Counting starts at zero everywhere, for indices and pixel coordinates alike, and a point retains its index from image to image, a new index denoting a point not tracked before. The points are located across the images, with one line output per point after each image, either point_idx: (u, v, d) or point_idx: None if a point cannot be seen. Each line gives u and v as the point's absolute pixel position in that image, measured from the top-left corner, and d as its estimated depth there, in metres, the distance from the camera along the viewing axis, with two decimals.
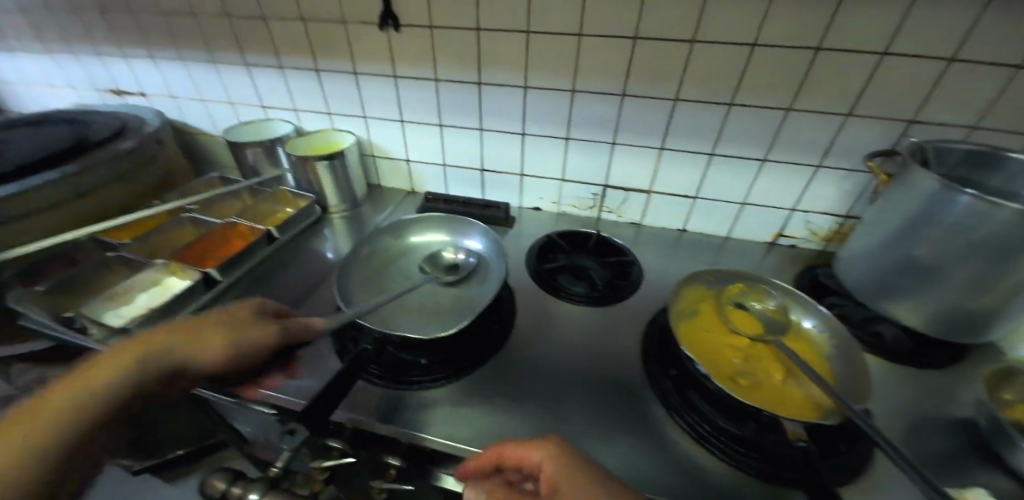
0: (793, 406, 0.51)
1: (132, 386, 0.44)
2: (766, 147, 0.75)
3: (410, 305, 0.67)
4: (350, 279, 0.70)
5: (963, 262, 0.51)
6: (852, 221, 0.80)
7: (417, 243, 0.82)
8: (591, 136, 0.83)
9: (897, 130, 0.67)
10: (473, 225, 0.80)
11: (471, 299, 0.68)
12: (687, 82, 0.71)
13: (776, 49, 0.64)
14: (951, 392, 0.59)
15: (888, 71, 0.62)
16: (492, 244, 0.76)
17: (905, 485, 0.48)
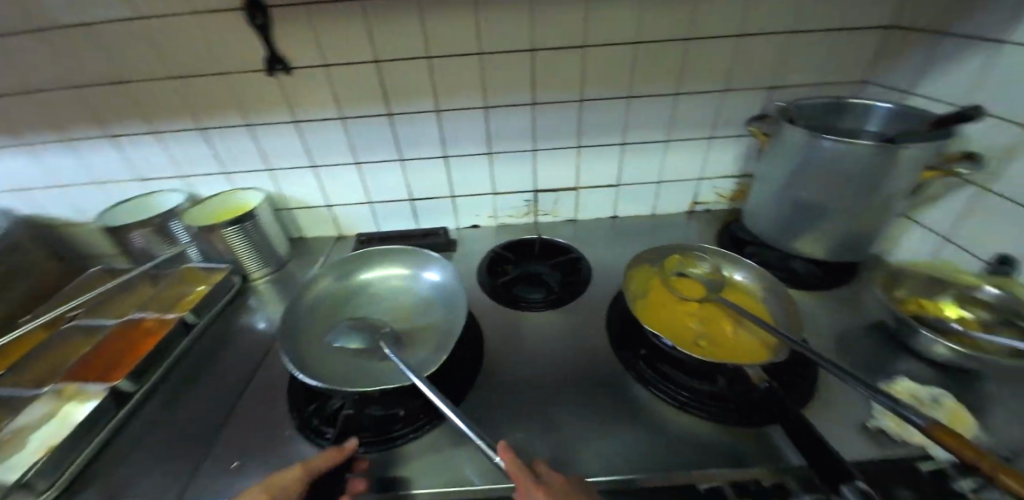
0: (750, 354, 0.56)
1: None
2: (667, 129, 0.83)
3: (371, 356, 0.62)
4: (298, 342, 0.63)
5: (841, 194, 0.61)
6: (748, 179, 0.91)
7: (361, 285, 0.76)
8: (513, 147, 0.85)
9: (764, 96, 0.79)
10: (420, 256, 0.77)
11: (434, 332, 0.66)
12: (587, 83, 0.77)
13: (656, 44, 0.72)
14: (859, 304, 0.70)
15: (748, 49, 0.73)
16: (445, 271, 0.74)
17: (851, 392, 0.55)
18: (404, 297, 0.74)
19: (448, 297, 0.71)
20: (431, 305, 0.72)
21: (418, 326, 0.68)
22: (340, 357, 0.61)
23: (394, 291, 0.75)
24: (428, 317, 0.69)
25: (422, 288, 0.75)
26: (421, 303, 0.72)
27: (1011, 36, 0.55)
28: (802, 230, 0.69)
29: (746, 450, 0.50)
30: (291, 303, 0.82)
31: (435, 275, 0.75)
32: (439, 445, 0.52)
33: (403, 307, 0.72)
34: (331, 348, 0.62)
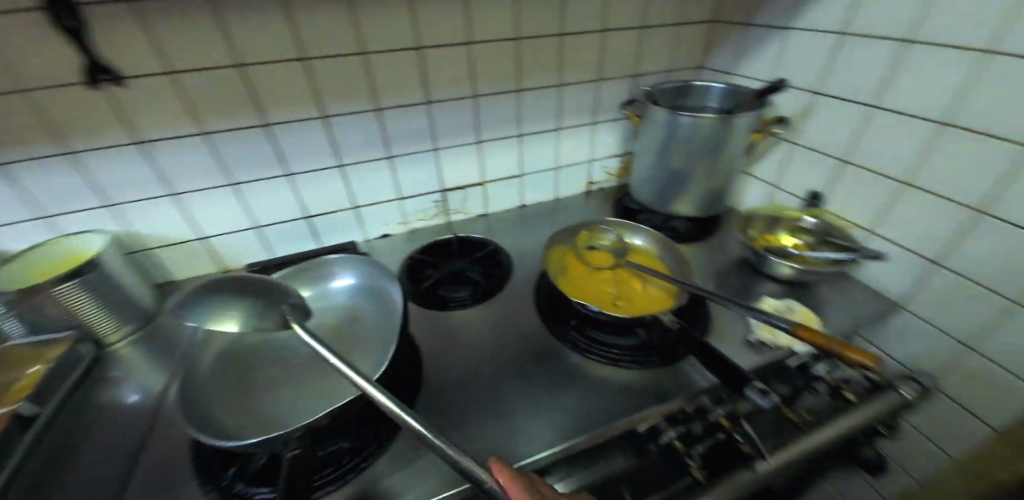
0: (659, 303, 0.65)
1: None
2: (557, 118, 0.90)
3: (311, 393, 0.56)
4: (196, 398, 0.52)
5: (701, 158, 0.74)
6: (628, 156, 1.04)
7: None
8: (414, 148, 0.83)
9: (631, 83, 0.90)
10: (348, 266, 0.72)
11: (375, 351, 0.62)
12: (478, 79, 0.79)
13: (536, 39, 0.77)
14: (726, 246, 0.85)
15: (613, 41, 0.83)
16: (376, 281, 0.70)
17: (734, 317, 0.68)
18: (334, 318, 0.68)
19: (384, 310, 0.68)
20: (368, 321, 0.68)
21: (358, 347, 0.64)
22: (275, 403, 0.55)
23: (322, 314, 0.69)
24: (367, 335, 0.66)
25: (353, 305, 0.70)
26: (356, 321, 0.68)
27: (788, 28, 0.73)
28: (678, 193, 0.81)
29: (670, 384, 0.58)
30: (171, 363, 0.68)
31: (366, 287, 0.71)
32: (397, 466, 0.49)
33: (333, 321, 0.68)
34: (260, 395, 0.55)
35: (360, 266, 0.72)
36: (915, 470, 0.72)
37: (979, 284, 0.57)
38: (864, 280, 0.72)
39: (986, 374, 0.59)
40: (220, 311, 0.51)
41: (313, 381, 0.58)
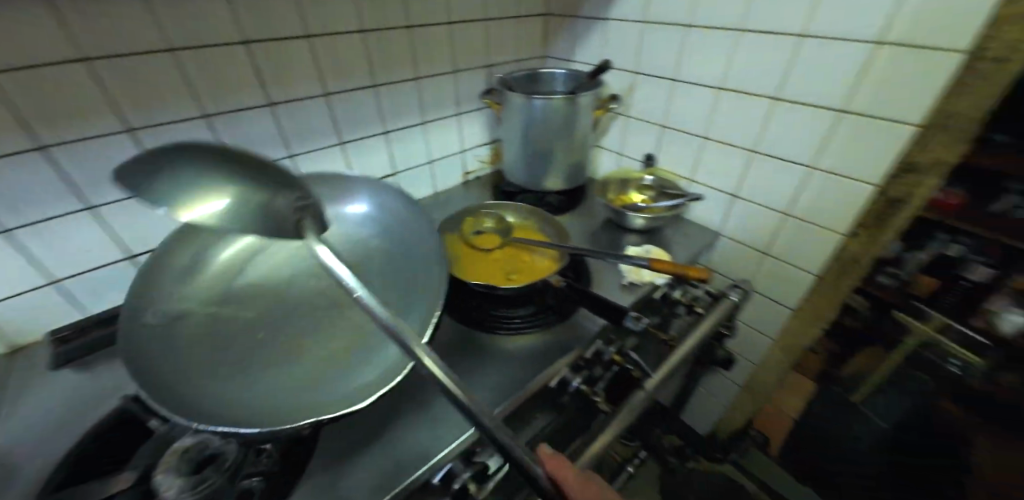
0: (547, 268, 0.71)
1: None
2: (421, 112, 0.89)
3: (304, 344, 0.52)
4: (142, 347, 0.43)
5: (559, 134, 0.82)
6: (495, 144, 1.09)
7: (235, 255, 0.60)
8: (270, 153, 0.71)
9: (485, 73, 0.95)
10: (381, 193, 0.66)
11: (400, 297, 0.58)
12: (327, 75, 0.71)
13: (384, 31, 0.75)
14: (593, 210, 0.97)
15: (462, 34, 0.86)
16: (406, 219, 0.64)
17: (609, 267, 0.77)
18: (346, 250, 0.63)
19: (394, 253, 0.64)
20: (378, 256, 0.64)
21: (372, 281, 0.61)
22: (251, 350, 0.50)
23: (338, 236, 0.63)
24: (382, 273, 0.62)
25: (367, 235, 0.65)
26: (369, 260, 0.63)
27: (605, 18, 0.86)
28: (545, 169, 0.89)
29: (569, 338, 0.64)
30: None
31: (388, 213, 0.66)
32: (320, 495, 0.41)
33: (352, 255, 0.63)
34: (238, 341, 0.50)
35: (390, 196, 0.66)
36: (751, 357, 0.93)
37: (761, 205, 0.77)
38: (693, 217, 0.89)
39: (776, 270, 0.80)
40: (187, 189, 0.41)
41: (301, 329, 0.54)
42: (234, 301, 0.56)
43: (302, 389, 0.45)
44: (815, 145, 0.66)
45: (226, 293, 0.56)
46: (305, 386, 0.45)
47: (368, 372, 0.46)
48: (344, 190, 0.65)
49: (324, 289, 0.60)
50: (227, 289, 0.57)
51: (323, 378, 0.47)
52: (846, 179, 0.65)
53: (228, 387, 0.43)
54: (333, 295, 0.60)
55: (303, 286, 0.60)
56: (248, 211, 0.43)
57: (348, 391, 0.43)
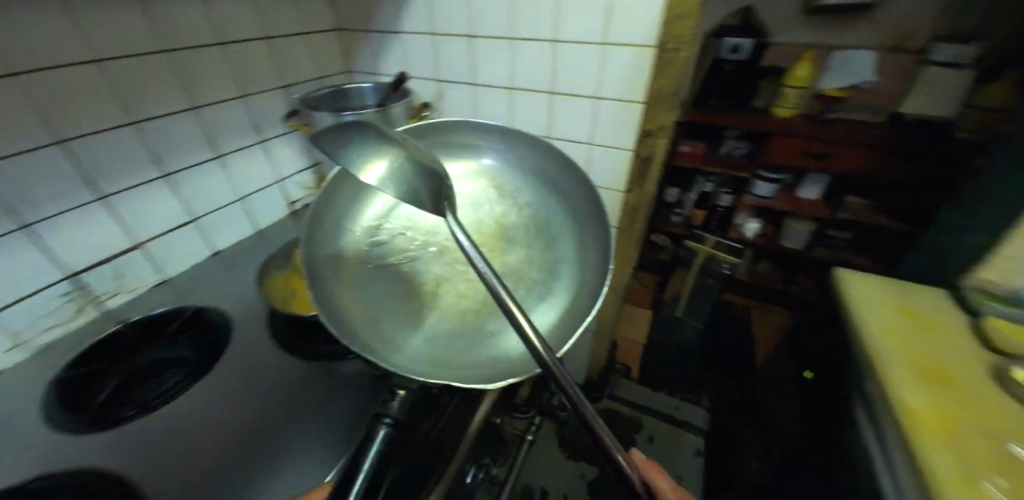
0: None
1: None
2: (212, 145, 0.77)
3: (438, 290, 0.52)
4: (326, 288, 0.47)
5: None
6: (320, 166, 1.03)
7: (374, 218, 0.58)
8: (97, 193, 0.63)
9: (283, 94, 0.88)
10: (530, 153, 0.61)
11: (544, 263, 0.55)
12: (57, 118, 0.56)
13: (133, 58, 0.62)
14: None
15: (245, 53, 0.78)
16: (555, 182, 0.60)
17: None
18: (486, 213, 0.59)
19: (543, 221, 0.58)
20: (518, 218, 0.58)
21: (509, 242, 0.56)
22: (405, 295, 0.51)
23: (478, 188, 0.60)
24: (530, 239, 0.57)
25: (502, 192, 0.61)
26: (514, 220, 0.58)
27: (398, 31, 0.89)
28: None
29: None
30: None
31: (536, 178, 0.61)
32: None
33: (500, 214, 0.59)
34: (391, 286, 0.52)
35: (536, 155, 0.61)
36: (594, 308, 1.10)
37: None
38: None
39: None
40: (358, 160, 0.43)
41: (452, 283, 0.53)
42: (376, 249, 0.55)
43: (433, 341, 0.47)
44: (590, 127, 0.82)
45: (370, 238, 0.56)
46: (456, 342, 0.48)
47: (508, 342, 0.47)
48: (475, 151, 0.63)
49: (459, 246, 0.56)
50: (372, 243, 0.56)
51: (469, 339, 0.48)
52: (612, 150, 0.82)
53: (383, 329, 0.47)
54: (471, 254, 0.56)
55: (442, 239, 0.57)
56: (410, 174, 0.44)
57: (482, 363, 0.45)
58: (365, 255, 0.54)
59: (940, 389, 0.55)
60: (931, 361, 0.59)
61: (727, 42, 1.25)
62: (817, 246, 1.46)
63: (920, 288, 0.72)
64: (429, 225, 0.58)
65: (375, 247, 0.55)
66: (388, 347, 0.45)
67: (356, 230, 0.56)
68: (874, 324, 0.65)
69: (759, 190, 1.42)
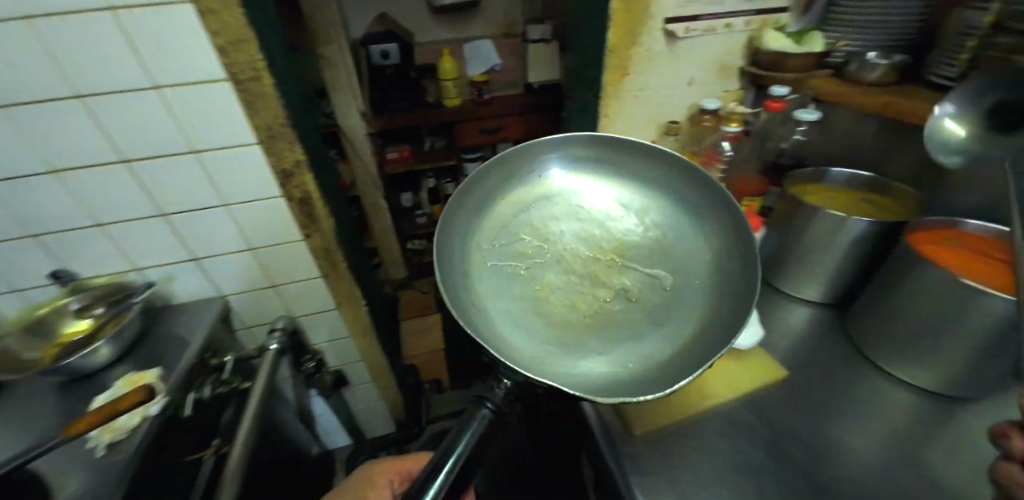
0: None
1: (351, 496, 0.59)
2: None
3: (550, 298, 0.46)
4: (458, 265, 0.45)
5: None
6: None
7: (518, 200, 0.53)
8: None
9: None
10: (660, 173, 0.51)
11: (677, 282, 0.47)
12: None
13: None
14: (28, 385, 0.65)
15: None
16: (705, 207, 0.48)
17: (65, 449, 0.55)
18: (612, 228, 0.51)
19: (670, 249, 0.49)
20: (640, 238, 0.51)
21: (627, 263, 0.49)
22: (526, 297, 0.46)
23: (608, 205, 0.53)
24: (652, 262, 0.49)
25: (635, 206, 0.53)
26: (636, 240, 0.51)
27: None
28: None
29: None
30: None
31: (665, 205, 0.52)
32: None
33: (623, 235, 0.51)
34: (511, 283, 0.47)
35: (677, 180, 0.51)
36: (355, 360, 0.98)
37: (226, 253, 0.73)
38: (177, 298, 0.77)
39: (294, 292, 0.82)
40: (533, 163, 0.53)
41: (566, 296, 0.46)
42: (500, 242, 0.49)
43: (538, 339, 0.42)
44: (209, 186, 0.64)
45: (503, 230, 0.50)
46: (564, 351, 0.41)
47: (614, 365, 0.40)
48: (603, 162, 0.54)
49: (580, 255, 0.49)
50: (504, 225, 0.51)
51: (570, 353, 0.41)
52: (256, 201, 0.68)
53: (491, 315, 0.43)
54: (588, 264, 0.49)
55: (557, 249, 0.50)
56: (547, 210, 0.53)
57: (583, 368, 0.40)
58: (494, 241, 0.49)
59: None
60: None
61: (374, 48, 1.35)
62: None
63: None
64: (555, 234, 0.51)
65: (505, 236, 0.50)
66: (499, 341, 0.40)
67: (496, 209, 0.51)
68: None
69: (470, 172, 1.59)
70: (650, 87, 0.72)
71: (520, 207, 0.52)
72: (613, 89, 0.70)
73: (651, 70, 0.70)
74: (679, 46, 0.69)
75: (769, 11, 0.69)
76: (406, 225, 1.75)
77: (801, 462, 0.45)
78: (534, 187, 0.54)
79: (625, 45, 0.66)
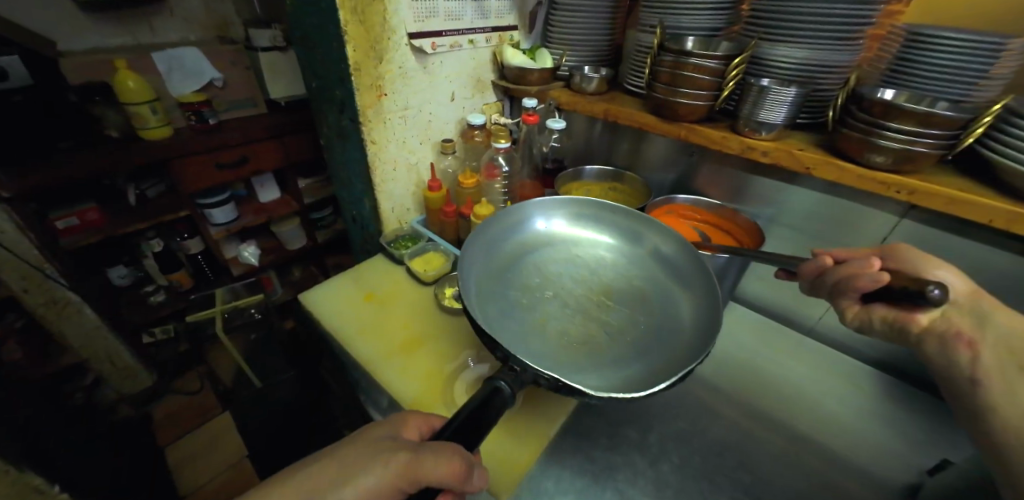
0: None
1: (350, 452, 0.32)
2: None
3: (547, 326, 0.49)
4: (479, 285, 0.51)
5: None
6: None
7: (530, 244, 0.60)
8: None
9: None
10: (647, 229, 0.58)
11: (654, 319, 0.50)
12: None
13: None
14: None
15: None
16: (675, 256, 0.54)
17: None
18: (602, 274, 0.57)
19: (653, 294, 0.53)
20: (626, 285, 0.55)
21: (613, 302, 0.52)
22: (527, 320, 0.49)
23: (601, 254, 0.59)
24: (634, 304, 0.52)
25: (624, 261, 0.58)
26: (622, 286, 0.55)
27: None
28: None
29: None
30: None
31: (652, 257, 0.57)
32: None
33: (611, 281, 0.55)
34: (514, 307, 0.50)
35: (658, 235, 0.57)
36: None
37: None
38: None
39: None
40: (536, 209, 0.62)
41: (561, 326, 0.49)
42: (508, 271, 0.55)
43: (534, 353, 0.44)
44: None
45: (512, 265, 0.56)
46: (555, 367, 0.42)
47: (605, 379, 0.41)
48: (602, 220, 0.62)
49: (571, 293, 0.54)
50: (512, 261, 0.57)
51: (562, 370, 0.42)
52: None
53: (494, 324, 0.46)
54: (578, 300, 0.53)
55: (555, 288, 0.54)
56: (550, 255, 0.59)
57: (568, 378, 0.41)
58: (505, 273, 0.55)
59: (416, 356, 0.56)
60: (410, 331, 0.60)
61: None
62: (316, 232, 1.46)
63: (361, 264, 0.74)
64: (554, 275, 0.56)
65: (516, 271, 0.56)
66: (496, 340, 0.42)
67: (510, 247, 0.59)
68: (348, 329, 0.60)
69: (216, 218, 1.20)
70: (413, 105, 0.66)
71: (532, 248, 0.59)
72: (373, 112, 0.61)
73: (409, 88, 0.64)
74: (430, 63, 0.65)
75: (502, 28, 0.74)
76: (130, 313, 1.18)
77: (630, 438, 0.50)
78: (546, 236, 0.62)
79: (373, 62, 0.57)
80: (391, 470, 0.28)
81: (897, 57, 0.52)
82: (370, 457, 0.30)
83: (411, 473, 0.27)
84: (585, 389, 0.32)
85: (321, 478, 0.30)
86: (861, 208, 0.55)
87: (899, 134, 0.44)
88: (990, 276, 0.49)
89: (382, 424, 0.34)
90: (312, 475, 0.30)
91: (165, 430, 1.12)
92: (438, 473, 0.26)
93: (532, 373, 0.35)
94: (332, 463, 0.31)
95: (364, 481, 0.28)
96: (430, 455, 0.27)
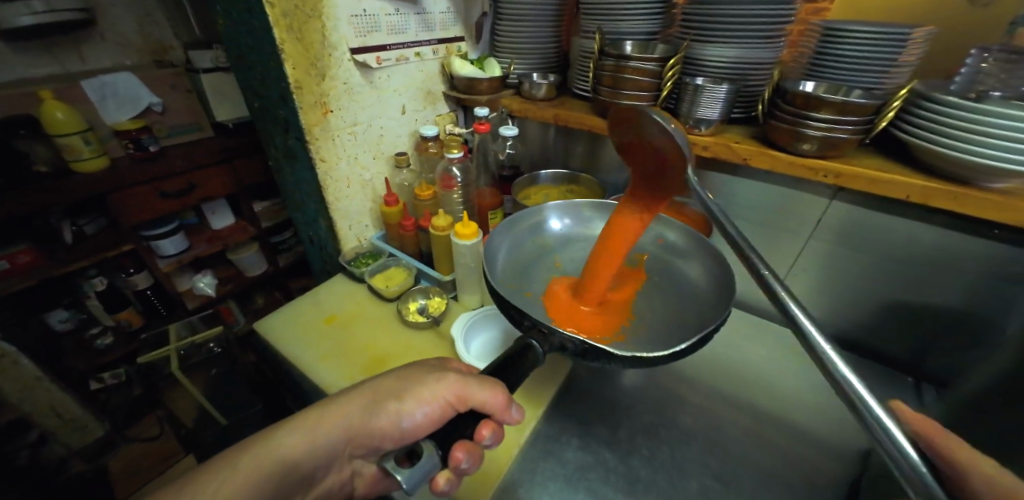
0: None
1: (410, 375, 0.38)
2: None
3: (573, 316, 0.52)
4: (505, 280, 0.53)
5: None
6: None
7: (549, 243, 0.62)
8: None
9: None
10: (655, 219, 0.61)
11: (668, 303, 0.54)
12: None
13: None
14: None
15: None
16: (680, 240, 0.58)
17: None
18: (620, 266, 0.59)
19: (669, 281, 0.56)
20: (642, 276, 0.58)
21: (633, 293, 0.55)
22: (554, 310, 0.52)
23: None
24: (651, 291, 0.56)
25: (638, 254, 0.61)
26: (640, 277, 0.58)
27: None
28: None
29: None
30: None
31: (666, 247, 0.60)
32: None
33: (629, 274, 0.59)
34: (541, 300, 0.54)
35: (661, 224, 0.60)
36: None
37: None
38: None
39: None
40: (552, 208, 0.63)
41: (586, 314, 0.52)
42: (530, 269, 0.58)
43: None
44: None
45: (532, 264, 0.59)
46: None
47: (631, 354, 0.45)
48: None
49: None
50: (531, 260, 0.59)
51: None
52: None
53: None
54: None
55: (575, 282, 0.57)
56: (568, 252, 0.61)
57: None
58: (527, 271, 0.58)
59: None
60: (375, 350, 0.59)
61: None
62: (277, 256, 1.41)
63: (321, 285, 0.72)
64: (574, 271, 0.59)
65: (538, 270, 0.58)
66: None
67: (531, 246, 0.61)
68: (310, 355, 0.58)
69: (166, 249, 1.13)
70: (362, 121, 0.65)
71: (552, 246, 0.62)
72: (319, 129, 0.59)
73: (355, 103, 0.63)
74: (375, 77, 0.64)
75: (449, 40, 0.75)
76: (72, 360, 1.08)
77: (602, 437, 0.51)
78: (563, 236, 0.63)
79: (314, 80, 0.56)
80: (446, 392, 0.34)
81: (814, 52, 0.56)
82: (425, 378, 0.37)
83: (460, 397, 0.33)
84: (614, 350, 0.35)
85: (387, 388, 0.37)
86: (796, 193, 0.59)
87: (821, 122, 0.47)
88: (913, 249, 0.53)
89: (434, 361, 0.41)
90: (380, 387, 0.37)
91: (122, 482, 1.05)
92: (484, 403, 0.32)
93: (560, 338, 0.37)
94: (396, 380, 0.38)
95: (424, 393, 0.35)
96: (474, 380, 0.33)
